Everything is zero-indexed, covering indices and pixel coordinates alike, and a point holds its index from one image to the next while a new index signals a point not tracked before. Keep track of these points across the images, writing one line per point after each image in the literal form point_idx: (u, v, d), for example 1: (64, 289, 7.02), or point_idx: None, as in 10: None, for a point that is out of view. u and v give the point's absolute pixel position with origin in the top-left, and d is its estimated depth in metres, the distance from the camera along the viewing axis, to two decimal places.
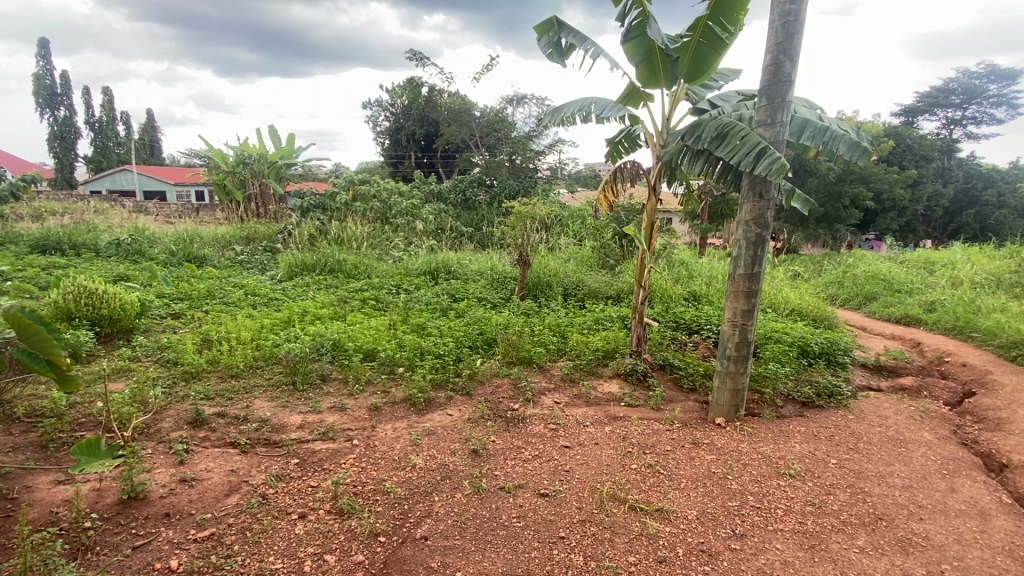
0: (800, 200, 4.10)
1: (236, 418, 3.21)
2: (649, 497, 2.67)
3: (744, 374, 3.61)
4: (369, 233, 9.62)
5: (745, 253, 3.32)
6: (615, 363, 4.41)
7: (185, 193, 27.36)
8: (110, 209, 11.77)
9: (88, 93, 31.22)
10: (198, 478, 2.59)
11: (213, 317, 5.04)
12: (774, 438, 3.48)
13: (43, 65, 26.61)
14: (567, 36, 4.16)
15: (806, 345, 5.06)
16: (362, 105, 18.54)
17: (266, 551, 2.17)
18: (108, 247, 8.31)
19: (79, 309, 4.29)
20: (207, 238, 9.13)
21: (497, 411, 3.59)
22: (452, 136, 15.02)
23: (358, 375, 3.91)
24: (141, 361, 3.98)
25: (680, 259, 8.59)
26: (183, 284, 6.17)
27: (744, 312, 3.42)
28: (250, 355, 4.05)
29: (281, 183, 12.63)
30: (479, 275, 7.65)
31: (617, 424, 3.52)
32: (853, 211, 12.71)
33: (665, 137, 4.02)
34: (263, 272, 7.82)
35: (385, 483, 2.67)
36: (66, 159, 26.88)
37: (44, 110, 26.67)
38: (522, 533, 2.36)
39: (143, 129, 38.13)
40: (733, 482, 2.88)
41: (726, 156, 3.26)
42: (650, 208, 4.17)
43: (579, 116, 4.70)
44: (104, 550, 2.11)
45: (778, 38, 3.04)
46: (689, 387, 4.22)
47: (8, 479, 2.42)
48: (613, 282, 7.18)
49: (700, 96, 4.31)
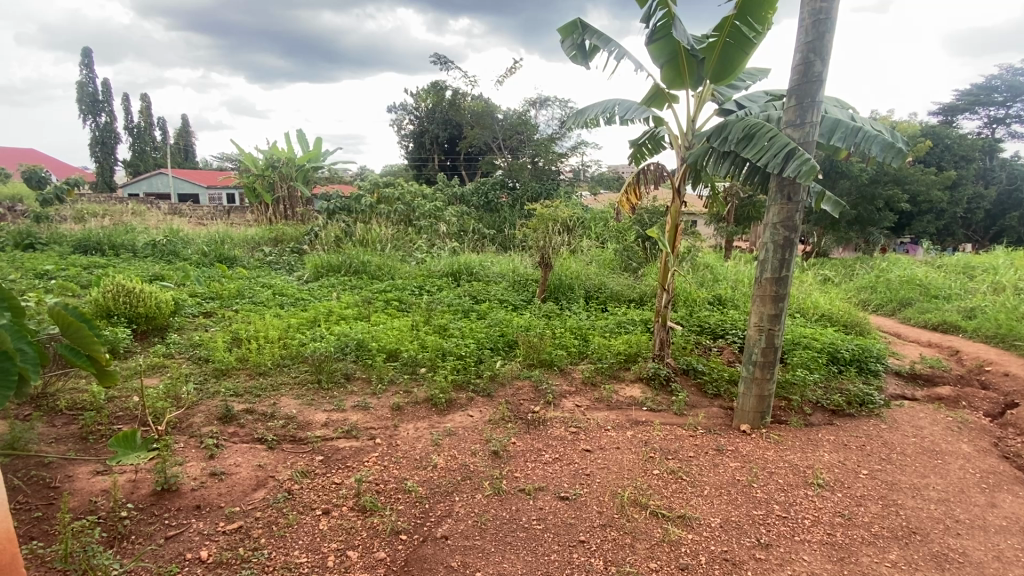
0: (830, 203, 3.99)
1: (264, 415, 3.29)
2: (671, 503, 2.64)
3: (771, 381, 3.53)
4: (392, 234, 9.77)
5: (773, 257, 3.25)
6: (637, 367, 4.35)
7: (216, 196, 28.23)
8: (148, 212, 12.25)
9: (128, 101, 32.58)
10: (227, 472, 2.66)
11: (243, 316, 5.18)
12: (802, 447, 3.40)
13: (87, 74, 27.91)
14: (591, 37, 4.16)
15: (835, 352, 4.93)
16: (387, 109, 18.88)
17: (291, 545, 2.23)
18: (145, 247, 8.64)
19: (118, 307, 4.47)
20: (238, 239, 9.41)
21: (517, 413, 3.60)
22: (475, 139, 15.15)
23: (381, 375, 3.97)
24: (174, 358, 4.12)
25: (704, 262, 8.46)
26: (214, 284, 6.36)
27: (770, 317, 3.36)
28: (278, 354, 4.15)
29: (308, 186, 12.90)
30: (501, 277, 7.68)
31: (638, 429, 3.48)
32: (887, 214, 12.30)
33: (690, 139, 3.98)
34: (290, 272, 8.05)
35: (406, 482, 2.70)
36: (106, 164, 28.18)
37: (87, 117, 27.95)
38: (542, 535, 2.36)
39: (179, 133, 39.55)
40: (759, 490, 2.82)
41: (753, 157, 3.22)
42: (673, 210, 4.12)
43: (603, 118, 4.69)
44: (138, 539, 2.20)
45: (808, 37, 2.97)
46: (713, 393, 4.15)
47: (52, 468, 2.55)
48: (636, 285, 7.12)
49: (726, 97, 4.25)
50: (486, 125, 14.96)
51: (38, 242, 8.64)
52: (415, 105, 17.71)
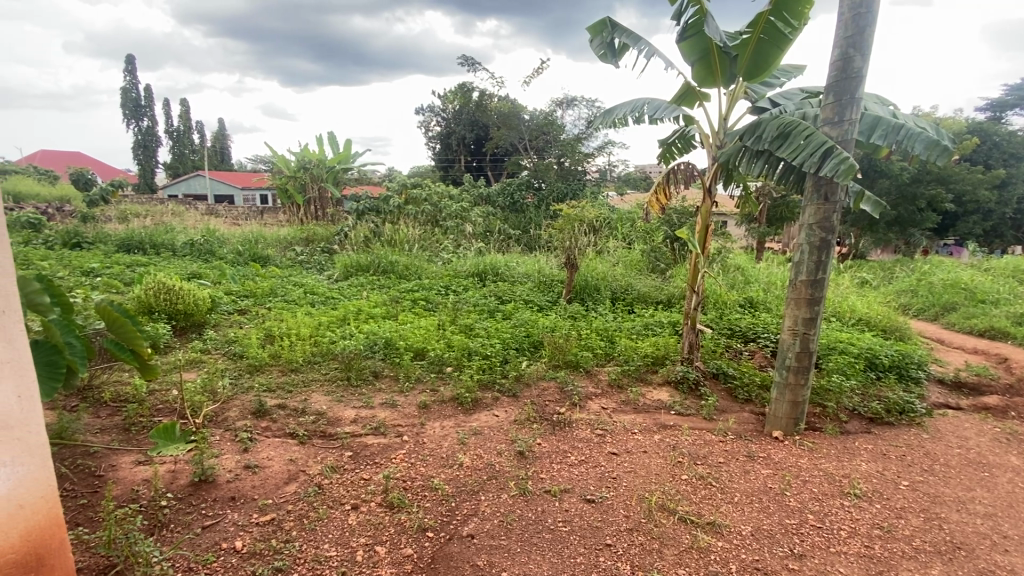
0: (870, 203, 3.84)
1: (295, 410, 3.37)
2: (700, 510, 2.59)
3: (805, 387, 3.43)
4: (419, 234, 9.88)
5: (808, 259, 3.16)
6: (665, 370, 4.29)
7: (250, 197, 29.12)
8: (187, 213, 12.70)
9: (168, 106, 33.91)
10: (261, 465, 2.74)
11: (276, 313, 5.32)
12: (838, 455, 3.28)
13: (130, 80, 29.14)
14: (620, 36, 4.12)
15: (874, 357, 4.75)
16: (415, 111, 19.11)
17: (321, 539, 2.27)
18: (183, 247, 8.95)
19: (159, 304, 4.66)
20: (271, 239, 9.68)
21: (543, 414, 3.58)
22: (502, 139, 15.19)
23: (408, 373, 4.02)
24: (211, 353, 4.26)
25: (735, 264, 8.27)
26: (249, 282, 6.57)
27: (805, 320, 3.26)
28: (309, 351, 4.25)
29: (338, 187, 13.16)
30: (526, 277, 7.68)
31: (666, 433, 3.43)
32: (929, 215, 11.79)
33: (722, 138, 3.89)
34: (321, 272, 8.21)
35: (433, 480, 2.73)
36: (148, 166, 29.39)
37: (130, 121, 29.20)
38: (568, 537, 2.35)
39: (216, 136, 40.97)
40: (792, 499, 2.74)
41: (789, 157, 3.13)
42: (704, 211, 4.04)
43: (631, 117, 4.64)
44: (177, 528, 2.28)
45: (847, 32, 2.88)
46: (743, 398, 4.06)
47: (97, 457, 2.67)
48: (664, 287, 7.02)
49: (759, 94, 4.14)
50: (512, 125, 14.98)
51: (85, 241, 9.07)
52: (442, 107, 17.87)
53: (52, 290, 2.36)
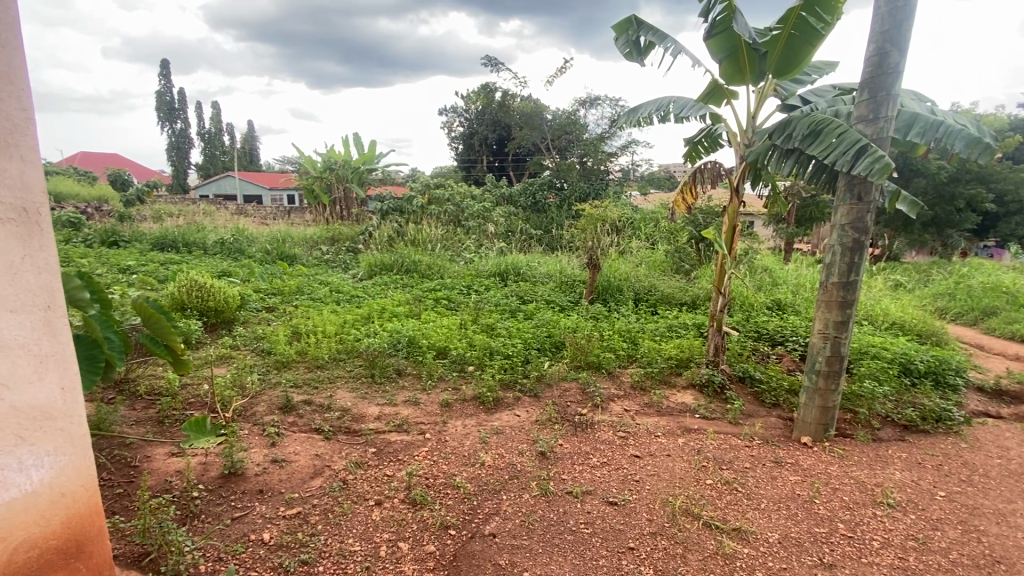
0: (907, 202, 3.70)
1: (320, 406, 3.43)
2: (726, 515, 2.54)
3: (836, 392, 3.33)
4: (442, 234, 9.96)
5: (841, 260, 3.06)
6: (690, 373, 4.23)
7: (277, 197, 29.80)
8: (217, 212, 13.06)
9: (201, 109, 34.96)
10: (287, 460, 2.80)
11: (303, 311, 5.43)
12: (870, 463, 3.18)
13: (165, 84, 30.13)
14: (646, 34, 4.07)
15: (908, 363, 4.58)
16: (439, 112, 19.27)
17: (346, 533, 2.31)
18: (214, 246, 9.20)
19: (191, 301, 4.81)
20: (297, 239, 9.88)
21: (564, 415, 3.57)
22: (524, 139, 15.19)
23: (431, 372, 4.06)
24: (240, 349, 4.37)
25: (762, 265, 8.10)
26: (276, 280, 6.72)
27: (836, 323, 3.17)
28: (334, 348, 4.32)
29: (363, 187, 13.35)
30: (548, 277, 7.66)
31: (691, 437, 3.37)
32: (969, 216, 11.32)
33: (750, 137, 3.81)
34: (346, 270, 8.36)
35: (455, 478, 2.74)
36: (181, 167, 30.36)
37: (164, 124, 30.20)
38: (590, 539, 2.33)
39: (246, 138, 42.08)
40: (821, 507, 2.66)
41: (820, 155, 3.05)
42: (731, 210, 3.97)
43: (657, 116, 4.58)
44: (208, 518, 2.34)
45: (884, 26, 2.78)
46: (771, 403, 3.96)
47: (133, 448, 2.76)
48: (688, 288, 6.91)
49: (790, 92, 4.04)
50: (535, 125, 14.96)
51: (121, 239, 9.42)
52: (465, 107, 17.97)
53: (92, 287, 2.45)
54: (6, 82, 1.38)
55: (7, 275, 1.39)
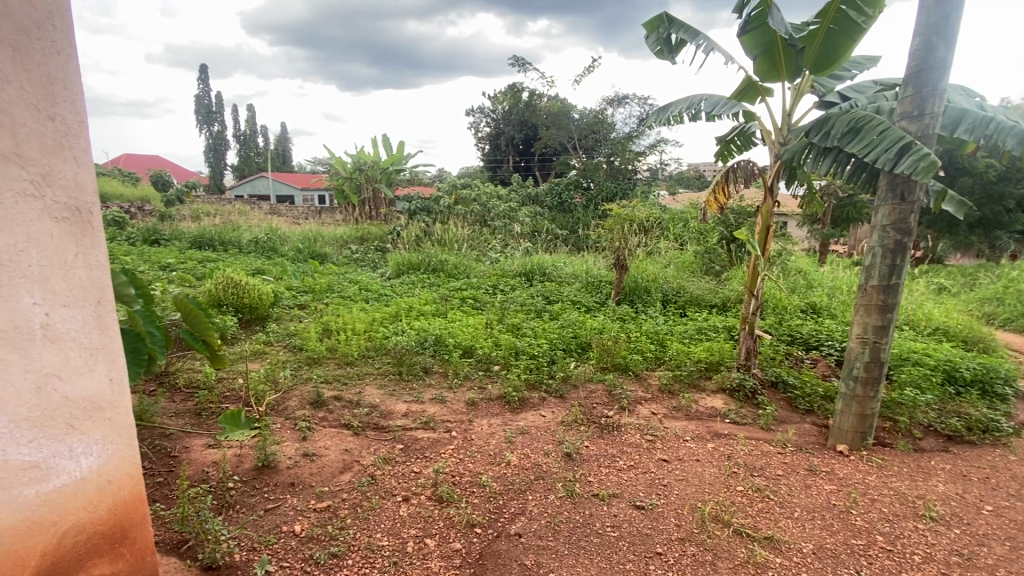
0: (954, 202, 3.54)
1: (350, 402, 3.50)
2: (757, 523, 2.47)
3: (875, 400, 3.21)
4: (468, 234, 10.03)
5: (881, 262, 2.95)
6: (720, 377, 4.15)
7: (309, 197, 30.57)
8: (252, 212, 13.46)
9: (237, 112, 36.10)
10: (318, 454, 2.86)
11: (333, 309, 5.55)
12: (911, 474, 3.05)
13: (204, 88, 31.22)
14: (677, 32, 4.01)
15: (953, 370, 4.38)
16: (466, 113, 19.40)
17: (374, 528, 2.34)
18: (249, 245, 9.48)
19: (227, 297, 4.97)
20: (328, 238, 10.09)
21: (591, 416, 3.55)
22: (551, 139, 15.13)
23: (457, 370, 4.09)
24: (273, 345, 4.50)
25: (796, 267, 7.87)
26: (308, 278, 6.89)
27: (876, 328, 3.05)
28: (363, 346, 4.40)
29: (391, 188, 13.56)
30: (575, 277, 7.62)
31: (720, 442, 3.30)
32: (1020, 217, 10.74)
33: (786, 135, 3.70)
34: (374, 269, 8.50)
35: (481, 476, 2.76)
36: (218, 168, 31.42)
37: (203, 127, 31.30)
38: (616, 543, 2.31)
39: (279, 141, 43.25)
40: (859, 518, 2.57)
41: (860, 152, 2.94)
42: (765, 210, 3.87)
43: (687, 115, 4.50)
44: (243, 509, 2.41)
45: (930, 20, 2.67)
46: (804, 409, 3.84)
47: (172, 439, 2.87)
48: (718, 290, 6.77)
49: (828, 88, 3.91)
50: (562, 125, 14.88)
51: (162, 238, 9.80)
52: (492, 108, 18.03)
53: (137, 283, 2.56)
54: (61, 86, 1.44)
55: (61, 270, 1.46)
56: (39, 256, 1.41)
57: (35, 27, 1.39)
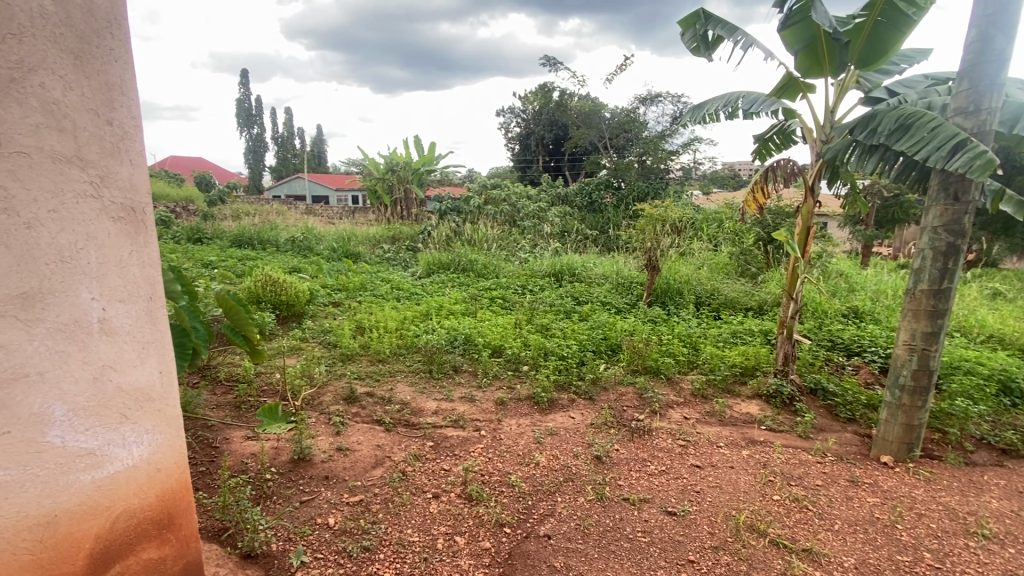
0: (1012, 202, 3.34)
1: (382, 398, 3.56)
2: (795, 534, 2.39)
3: (922, 409, 3.06)
4: (498, 234, 10.06)
5: (932, 265, 2.81)
6: (755, 383, 4.03)
7: (343, 197, 31.30)
8: (289, 212, 13.86)
9: (275, 115, 37.29)
10: (351, 449, 2.92)
11: (366, 307, 5.66)
12: (963, 489, 2.89)
13: (244, 92, 32.36)
14: (714, 28, 3.91)
15: (1009, 381, 4.13)
16: (496, 113, 19.46)
17: (405, 523, 2.38)
18: (286, 243, 9.77)
19: (266, 295, 5.13)
20: (361, 238, 10.29)
21: (621, 419, 3.50)
22: (582, 139, 15.02)
23: (486, 370, 4.11)
24: (309, 341, 4.63)
25: (837, 270, 7.57)
26: (342, 277, 7.05)
27: (926, 334, 2.91)
28: (395, 343, 4.47)
29: (422, 188, 13.73)
30: (605, 278, 7.55)
31: (756, 449, 3.21)
32: None
33: (828, 133, 3.57)
34: (406, 268, 8.63)
35: (510, 476, 2.76)
36: (257, 170, 32.53)
37: (243, 129, 32.44)
38: (647, 549, 2.27)
39: (315, 143, 44.40)
40: (904, 533, 2.45)
41: (908, 151, 2.81)
42: (805, 211, 3.74)
43: (724, 112, 4.39)
44: (279, 500, 2.49)
45: (987, 9, 2.52)
46: (845, 418, 3.70)
47: (214, 430, 2.99)
48: (754, 292, 6.58)
49: (874, 83, 3.75)
50: (593, 124, 14.73)
51: (204, 236, 10.18)
52: (523, 108, 18.04)
53: (183, 280, 2.68)
54: (118, 92, 1.52)
55: (116, 267, 1.53)
56: (97, 254, 1.48)
57: (96, 36, 1.46)
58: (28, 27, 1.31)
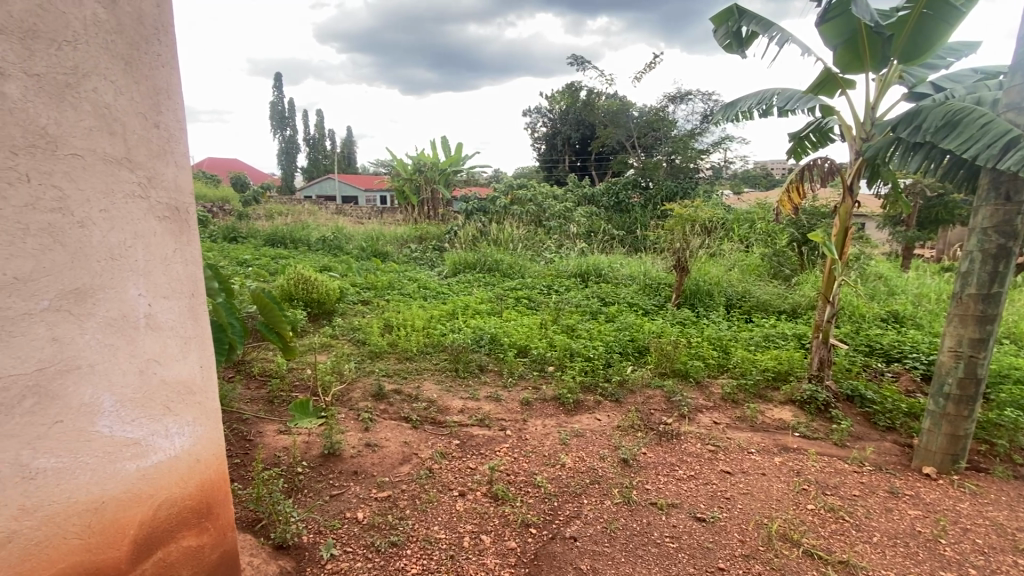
0: None
1: (409, 396, 3.61)
2: (831, 546, 2.31)
3: (968, 419, 2.92)
4: (523, 234, 10.07)
5: (981, 269, 2.68)
6: (789, 388, 3.92)
7: (371, 197, 31.84)
8: (319, 212, 14.18)
9: (307, 118, 38.21)
10: (379, 445, 2.96)
11: (394, 305, 5.74)
12: (1012, 504, 2.75)
13: (278, 95, 33.26)
14: (748, 24, 3.82)
15: None
16: (523, 113, 19.46)
17: (432, 520, 2.40)
18: (316, 243, 10.00)
19: (298, 292, 5.26)
20: (389, 237, 10.44)
21: (648, 422, 3.45)
22: (608, 138, 14.87)
23: (512, 370, 4.12)
24: (338, 338, 4.72)
25: (876, 272, 7.29)
26: (370, 275, 7.16)
27: (973, 341, 2.77)
28: (422, 342, 4.52)
29: (449, 188, 13.85)
30: (632, 279, 7.46)
31: (788, 456, 3.12)
32: None
33: (869, 130, 3.45)
34: (433, 268, 8.71)
35: (536, 477, 2.75)
36: (290, 171, 33.39)
37: (276, 131, 33.36)
38: (675, 555, 2.23)
39: (344, 144, 45.29)
40: (948, 548, 2.34)
41: (956, 149, 2.68)
42: (844, 211, 3.61)
43: (757, 110, 4.28)
44: (310, 493, 2.55)
45: None
46: (885, 426, 3.56)
47: (249, 424, 3.08)
48: (787, 295, 6.40)
49: (918, 79, 3.60)
50: (621, 123, 14.57)
51: (239, 235, 10.51)
52: (550, 108, 18.00)
53: (220, 278, 2.77)
54: (164, 97, 1.58)
55: (161, 264, 1.59)
56: (144, 251, 1.54)
57: (143, 42, 1.52)
58: (82, 34, 1.37)
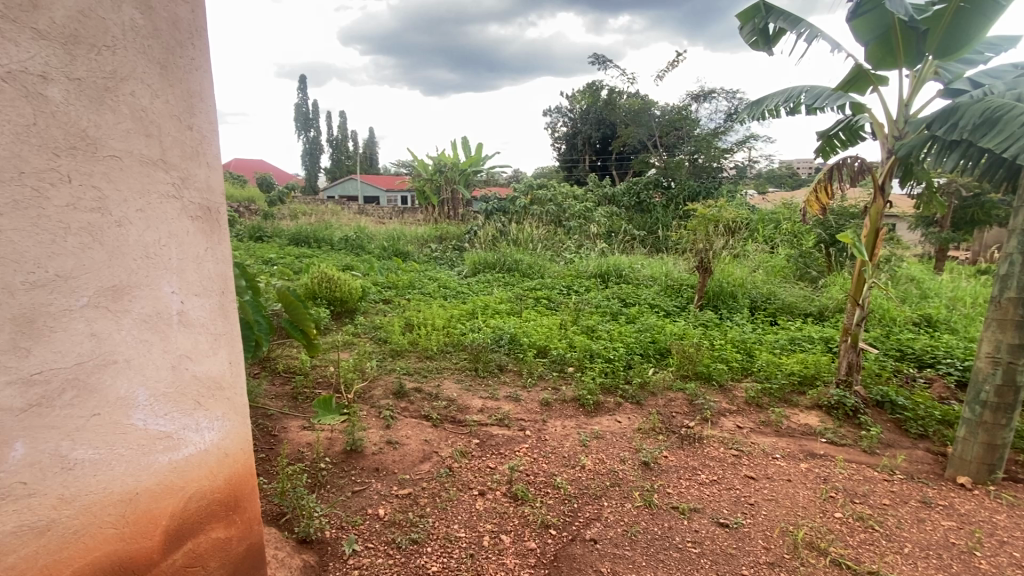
0: None
1: (429, 394, 3.63)
2: (859, 556, 2.25)
3: (1006, 428, 2.81)
4: (543, 234, 10.05)
5: (1021, 272, 2.57)
6: (815, 393, 3.83)
7: (392, 198, 32.20)
8: (342, 212, 14.39)
9: (330, 119, 38.83)
10: (400, 442, 2.99)
11: (414, 304, 5.80)
12: None
13: (302, 97, 33.88)
14: (775, 21, 3.74)
15: None
16: (543, 113, 19.42)
17: (452, 519, 2.41)
18: (339, 242, 10.16)
19: (321, 291, 5.35)
20: (410, 237, 10.54)
21: (669, 425, 3.41)
22: (630, 137, 14.73)
23: (531, 370, 4.11)
24: (360, 336, 4.78)
25: (908, 275, 7.07)
26: (391, 275, 7.24)
27: (1012, 347, 2.67)
28: (442, 341, 4.55)
29: (469, 189, 13.90)
30: (653, 280, 7.38)
31: (815, 462, 3.05)
32: None
33: (902, 127, 3.35)
34: (453, 267, 8.76)
35: (555, 478, 2.75)
36: (313, 171, 33.98)
37: (301, 133, 33.98)
38: (697, 560, 2.20)
39: (366, 145, 45.90)
40: (984, 561, 2.26)
41: (995, 147, 2.58)
42: (875, 211, 3.51)
43: (784, 108, 4.18)
44: (333, 489, 2.59)
45: None
46: (917, 434, 3.44)
47: (274, 420, 3.14)
48: (814, 297, 6.25)
49: (954, 74, 3.48)
50: (642, 122, 14.41)
51: (265, 235, 10.74)
52: (570, 107, 17.93)
53: (247, 276, 2.83)
54: (197, 100, 1.62)
55: (194, 263, 1.64)
56: (177, 251, 1.59)
57: (178, 46, 1.57)
58: (120, 40, 1.42)
